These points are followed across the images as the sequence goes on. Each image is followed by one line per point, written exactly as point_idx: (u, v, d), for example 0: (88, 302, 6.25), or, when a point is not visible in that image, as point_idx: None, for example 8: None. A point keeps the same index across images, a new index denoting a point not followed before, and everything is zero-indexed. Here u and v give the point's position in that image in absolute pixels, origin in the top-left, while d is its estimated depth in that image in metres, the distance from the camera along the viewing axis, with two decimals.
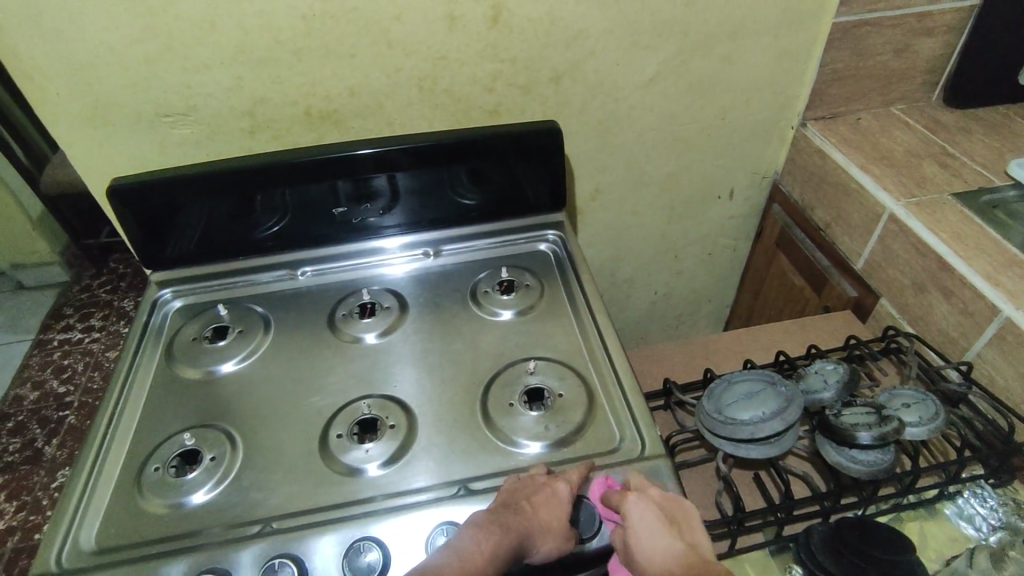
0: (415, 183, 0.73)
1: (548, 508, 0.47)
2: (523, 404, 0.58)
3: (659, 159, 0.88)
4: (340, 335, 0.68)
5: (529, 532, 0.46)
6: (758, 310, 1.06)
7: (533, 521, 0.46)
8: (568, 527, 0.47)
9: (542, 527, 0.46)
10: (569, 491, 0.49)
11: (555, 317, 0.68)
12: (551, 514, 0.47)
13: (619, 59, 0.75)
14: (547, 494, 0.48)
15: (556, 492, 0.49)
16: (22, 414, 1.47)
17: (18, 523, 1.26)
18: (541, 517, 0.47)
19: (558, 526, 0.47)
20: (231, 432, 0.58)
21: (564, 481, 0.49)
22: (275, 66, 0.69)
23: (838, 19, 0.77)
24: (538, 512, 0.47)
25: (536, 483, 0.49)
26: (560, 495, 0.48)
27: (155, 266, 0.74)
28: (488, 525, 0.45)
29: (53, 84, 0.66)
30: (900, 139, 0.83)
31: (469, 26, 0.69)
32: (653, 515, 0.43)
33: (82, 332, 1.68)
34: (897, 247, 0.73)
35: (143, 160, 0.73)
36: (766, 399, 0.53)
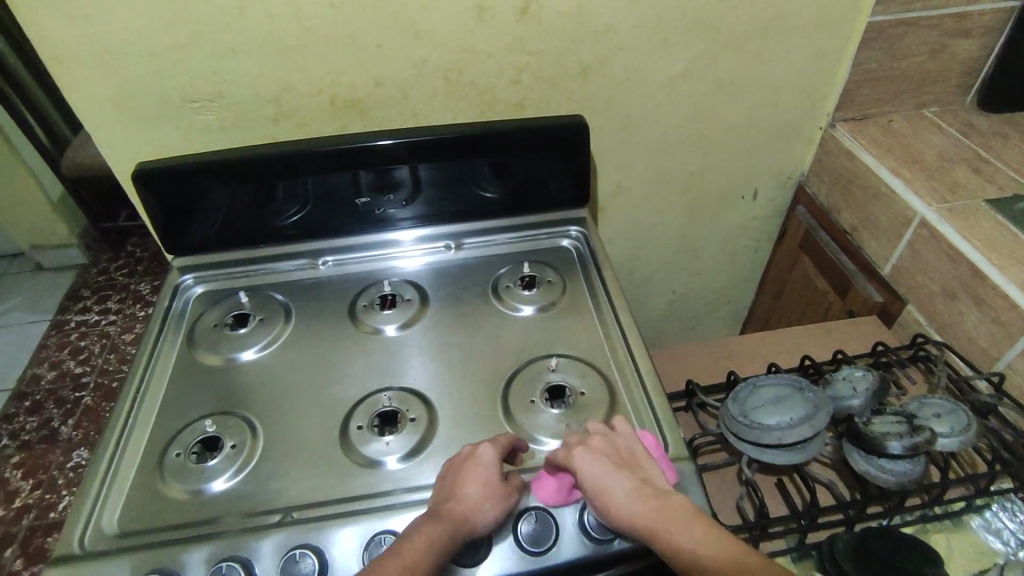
0: (438, 175, 0.72)
1: (475, 480, 0.49)
2: (545, 401, 0.58)
3: (684, 157, 0.87)
4: (360, 326, 0.68)
5: (462, 512, 0.47)
6: (778, 312, 1.05)
7: (463, 500, 0.48)
8: (500, 486, 0.49)
9: (477, 498, 0.48)
10: (488, 456, 0.51)
11: (576, 314, 0.67)
12: (478, 486, 0.48)
13: (648, 54, 0.74)
14: (467, 468, 0.50)
15: (475, 462, 0.50)
16: (40, 394, 1.49)
17: (33, 501, 1.27)
18: (468, 491, 0.48)
19: (489, 491, 0.48)
20: (252, 420, 0.58)
21: (485, 446, 0.51)
22: (301, 53, 0.68)
23: (873, 18, 0.75)
24: (466, 489, 0.48)
25: (458, 461, 0.51)
26: (484, 461, 0.50)
27: (177, 251, 0.74)
28: (429, 516, 0.47)
29: (81, 67, 0.66)
30: (933, 142, 0.82)
31: (497, 18, 0.69)
32: (602, 464, 0.48)
33: (99, 314, 1.70)
34: (927, 254, 0.72)
35: (168, 145, 0.73)
36: (794, 405, 0.52)
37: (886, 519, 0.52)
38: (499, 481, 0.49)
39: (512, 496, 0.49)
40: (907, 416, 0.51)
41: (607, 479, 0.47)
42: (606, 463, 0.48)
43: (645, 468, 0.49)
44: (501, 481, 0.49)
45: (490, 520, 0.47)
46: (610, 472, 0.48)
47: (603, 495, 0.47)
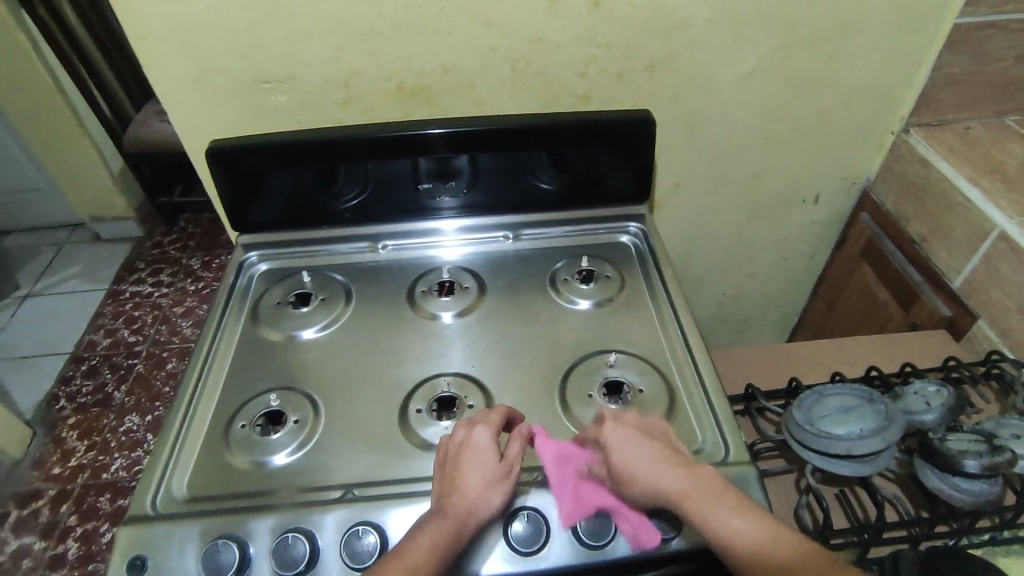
0: (500, 165, 0.72)
1: (475, 470, 0.48)
2: (603, 396, 0.58)
3: (747, 157, 0.85)
4: (418, 310, 0.68)
5: (466, 505, 0.47)
6: (832, 321, 1.02)
7: (465, 493, 0.47)
8: (499, 470, 0.49)
9: (478, 485, 0.47)
10: (483, 440, 0.50)
11: (634, 311, 0.67)
12: (478, 474, 0.48)
13: (720, 50, 0.73)
14: (465, 454, 0.49)
15: (472, 448, 0.49)
16: (96, 359, 1.56)
17: (88, 461, 1.33)
18: (471, 480, 0.48)
19: (490, 478, 0.48)
20: (314, 397, 0.60)
21: (481, 429, 0.51)
22: (373, 38, 0.69)
23: (960, 20, 0.72)
24: (467, 479, 0.48)
25: (455, 447, 0.50)
26: (482, 446, 0.49)
27: (243, 229, 0.76)
28: (433, 512, 0.46)
29: (163, 45, 0.67)
30: (1015, 152, 0.78)
31: (570, 9, 0.68)
32: (631, 436, 0.49)
33: (152, 286, 1.76)
34: (1005, 267, 0.69)
35: (238, 124, 0.75)
36: (863, 415, 0.51)
37: (952, 539, 0.50)
38: (498, 463, 0.49)
39: (511, 476, 0.49)
40: (986, 435, 0.50)
41: (633, 445, 0.49)
42: (634, 436, 0.49)
43: (675, 445, 0.50)
44: (500, 463, 0.49)
45: (494, 506, 0.47)
46: (638, 442, 0.49)
47: (630, 462, 0.48)
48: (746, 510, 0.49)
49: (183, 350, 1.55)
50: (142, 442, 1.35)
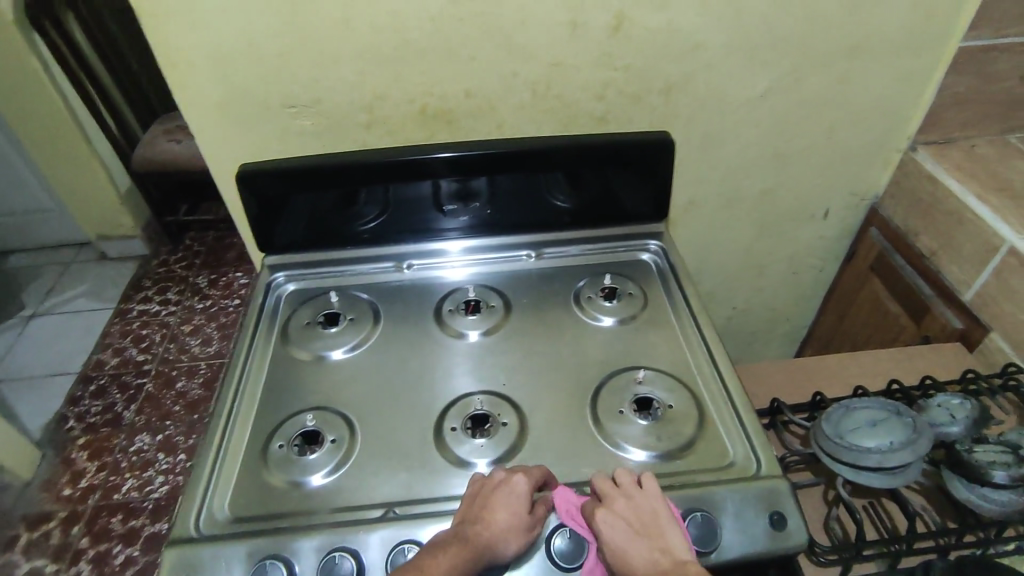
0: (523, 186, 0.74)
1: (506, 508, 0.49)
2: (633, 412, 0.59)
3: (760, 175, 0.87)
4: (446, 329, 0.70)
5: (486, 538, 0.47)
6: (841, 334, 1.04)
7: (490, 525, 0.48)
8: (527, 520, 0.49)
9: (505, 526, 0.48)
10: (522, 487, 0.50)
11: (658, 328, 0.68)
12: (508, 513, 0.48)
13: (735, 73, 0.75)
14: (501, 491, 0.50)
15: (510, 490, 0.50)
16: (104, 378, 1.56)
17: (98, 482, 1.32)
18: (496, 519, 0.48)
19: (517, 522, 0.48)
20: (349, 416, 0.61)
21: (523, 476, 0.51)
22: (398, 64, 0.70)
23: (965, 43, 0.75)
24: (496, 514, 0.48)
25: (491, 484, 0.51)
26: (518, 491, 0.50)
27: (269, 250, 0.77)
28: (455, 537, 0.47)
29: (193, 72, 0.68)
30: (1020, 169, 0.81)
31: (590, 35, 0.70)
32: (621, 530, 0.48)
33: (160, 304, 1.76)
34: (1015, 281, 0.72)
35: (263, 148, 0.76)
36: (892, 428, 0.52)
37: (978, 550, 0.51)
38: (528, 513, 0.49)
39: (534, 529, 0.49)
40: (1011, 447, 0.52)
41: (626, 545, 0.47)
42: (623, 531, 0.48)
43: (668, 531, 0.48)
44: (529, 514, 0.49)
45: (511, 551, 0.48)
46: (630, 540, 0.47)
47: (624, 560, 0.47)
48: (781, 523, 0.50)
49: (192, 368, 1.56)
50: (153, 462, 1.35)
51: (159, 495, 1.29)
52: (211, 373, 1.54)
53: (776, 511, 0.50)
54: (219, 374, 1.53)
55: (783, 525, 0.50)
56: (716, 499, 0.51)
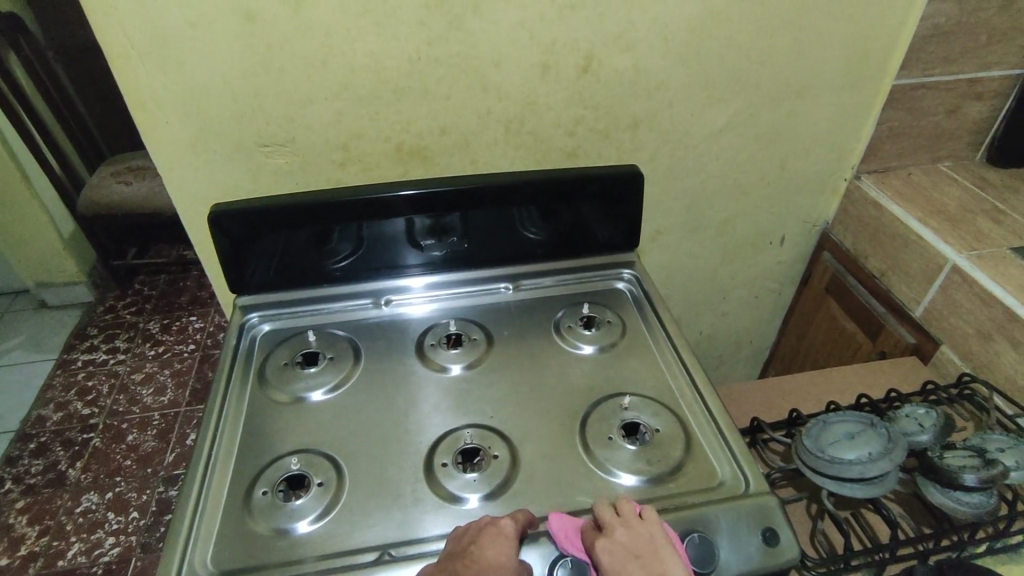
0: (500, 219, 0.75)
1: (494, 546, 0.48)
2: (622, 437, 0.60)
3: (720, 204, 0.91)
4: (428, 363, 0.69)
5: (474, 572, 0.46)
6: (802, 353, 1.08)
7: (476, 562, 0.47)
8: (514, 560, 0.48)
9: (492, 563, 0.47)
10: (508, 527, 0.50)
11: (638, 354, 0.70)
12: (494, 551, 0.48)
13: (695, 109, 0.79)
14: (487, 531, 0.49)
15: (494, 529, 0.49)
16: (45, 436, 1.45)
17: (40, 548, 1.22)
18: (485, 554, 0.47)
19: (504, 561, 0.47)
20: (335, 457, 0.59)
21: (509, 518, 0.51)
22: (374, 102, 0.71)
23: (898, 81, 0.82)
24: (483, 552, 0.47)
25: (475, 525, 0.50)
26: (505, 533, 0.49)
27: (241, 290, 0.75)
28: None
29: (163, 112, 0.67)
30: (952, 194, 0.88)
31: (560, 74, 0.73)
32: (621, 556, 0.48)
33: (107, 353, 1.68)
34: (960, 297, 0.77)
35: (235, 187, 0.75)
36: (868, 440, 0.55)
37: (955, 551, 0.54)
38: (515, 554, 0.48)
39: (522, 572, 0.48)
40: (976, 451, 0.56)
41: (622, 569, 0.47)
42: (623, 556, 0.48)
43: (665, 555, 0.48)
44: (516, 556, 0.49)
45: None
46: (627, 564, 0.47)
47: None
48: (774, 539, 0.52)
49: (145, 419, 1.48)
50: (102, 522, 1.26)
51: (110, 558, 1.20)
52: (165, 423, 1.47)
53: (768, 527, 0.52)
54: (174, 425, 1.46)
55: (776, 541, 0.51)
56: (711, 519, 0.52)
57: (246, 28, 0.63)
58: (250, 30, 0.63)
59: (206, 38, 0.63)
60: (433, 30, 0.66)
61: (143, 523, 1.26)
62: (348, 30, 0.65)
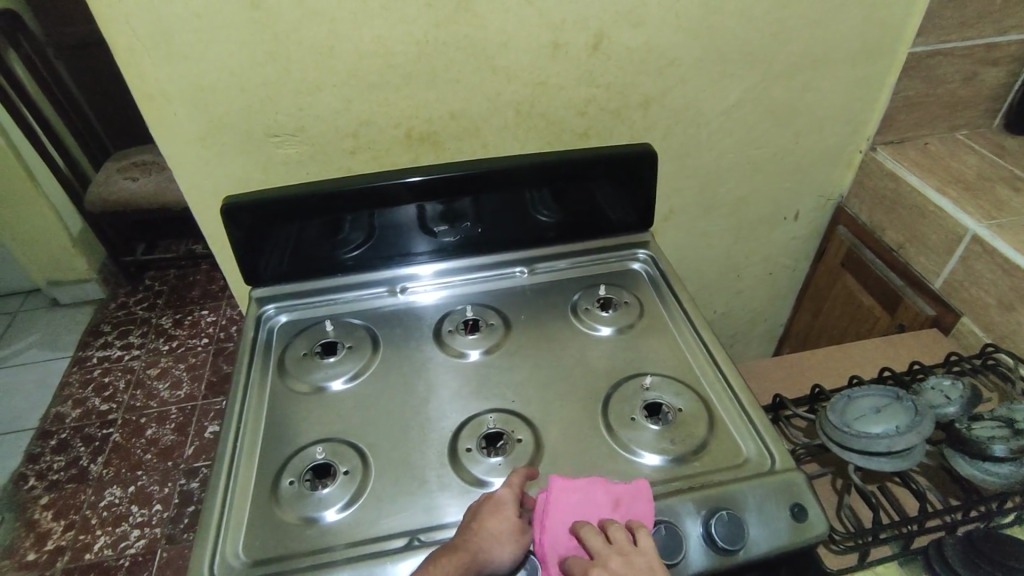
0: (513, 203, 0.74)
1: (494, 517, 0.49)
2: (644, 418, 0.60)
3: (733, 181, 0.90)
4: (446, 349, 0.69)
5: (478, 541, 0.47)
6: (818, 329, 1.08)
7: (478, 532, 0.48)
8: (516, 523, 0.49)
9: (492, 536, 0.48)
10: (505, 493, 0.51)
11: (656, 334, 0.69)
12: (497, 522, 0.49)
13: (707, 85, 0.78)
14: (486, 503, 0.50)
15: (493, 499, 0.51)
16: (66, 432, 1.47)
17: (67, 542, 1.24)
18: (486, 527, 0.48)
19: (506, 527, 0.49)
20: (359, 445, 0.59)
21: (506, 485, 0.52)
22: (384, 88, 0.70)
23: (914, 49, 0.80)
24: (484, 524, 0.49)
25: (477, 500, 0.51)
26: (504, 500, 0.51)
27: (257, 283, 0.75)
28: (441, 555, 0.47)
29: (172, 106, 0.67)
30: (970, 163, 0.86)
31: (570, 54, 0.72)
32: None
33: (121, 349, 1.70)
34: (980, 267, 0.76)
35: (246, 179, 0.75)
36: (895, 414, 0.55)
37: (983, 522, 0.54)
38: (517, 518, 0.50)
39: (528, 531, 0.50)
40: (1006, 421, 0.57)
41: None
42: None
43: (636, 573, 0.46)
44: (518, 517, 0.50)
45: (506, 557, 0.48)
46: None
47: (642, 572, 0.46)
48: (802, 515, 0.52)
49: (162, 414, 1.50)
50: (126, 516, 1.28)
51: (136, 550, 1.22)
52: (182, 417, 1.48)
53: (796, 503, 0.52)
54: (191, 418, 1.48)
55: (804, 516, 0.51)
56: (739, 497, 0.52)
57: (251, 16, 0.62)
58: (255, 18, 0.62)
59: (211, 28, 0.62)
60: (440, 13, 0.65)
61: (166, 515, 1.27)
62: (354, 16, 0.64)
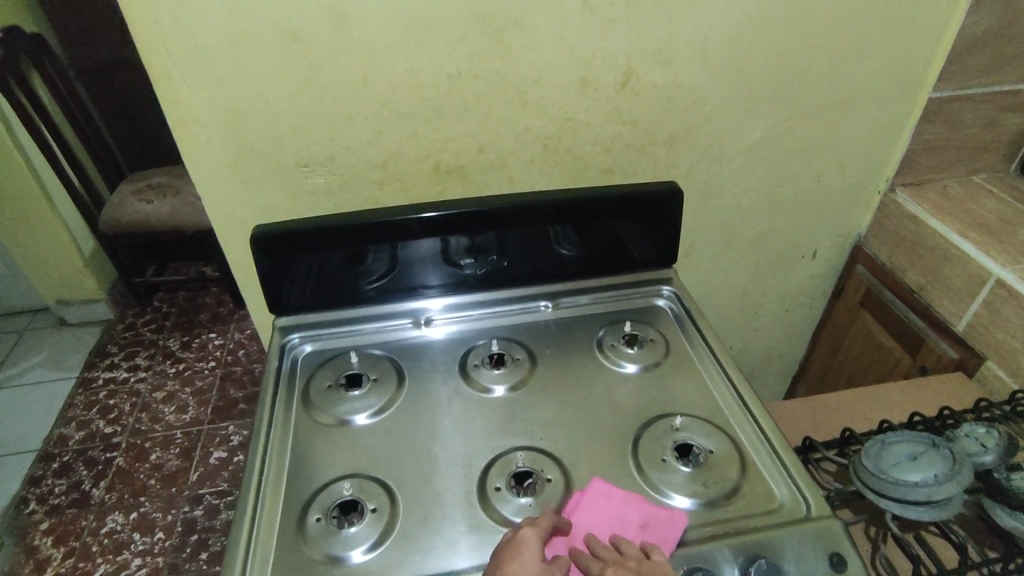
0: (540, 238, 0.74)
1: (517, 560, 0.48)
2: (675, 459, 0.59)
3: (754, 219, 0.91)
4: (471, 384, 0.69)
5: None
6: (835, 368, 1.07)
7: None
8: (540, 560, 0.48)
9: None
10: (529, 534, 0.50)
11: (683, 372, 0.69)
12: (520, 564, 0.47)
13: (731, 125, 0.79)
14: (510, 546, 0.49)
15: (516, 540, 0.49)
16: (68, 455, 1.45)
17: (66, 570, 1.21)
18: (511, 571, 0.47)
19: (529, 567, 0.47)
20: (387, 482, 0.58)
21: (530, 525, 0.51)
22: (415, 121, 0.71)
23: (934, 94, 0.82)
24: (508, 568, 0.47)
25: (502, 540, 0.50)
26: (528, 540, 0.49)
27: (281, 311, 0.75)
28: None
29: (207, 135, 0.68)
30: (991, 207, 0.87)
31: (599, 92, 0.73)
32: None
33: (127, 371, 1.68)
34: (1007, 311, 0.76)
35: (275, 208, 0.75)
36: (932, 462, 0.54)
37: None
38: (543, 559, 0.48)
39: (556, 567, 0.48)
40: None
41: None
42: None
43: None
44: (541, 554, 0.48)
45: None
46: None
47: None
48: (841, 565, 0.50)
49: (167, 438, 1.48)
50: (127, 543, 1.25)
51: None
52: (188, 442, 1.46)
53: (835, 552, 0.51)
54: (197, 442, 1.46)
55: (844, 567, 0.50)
56: (776, 544, 0.51)
57: (290, 50, 0.63)
58: (294, 51, 0.63)
59: (251, 61, 0.63)
60: (475, 50, 0.67)
61: (169, 543, 1.25)
62: (391, 52, 0.65)
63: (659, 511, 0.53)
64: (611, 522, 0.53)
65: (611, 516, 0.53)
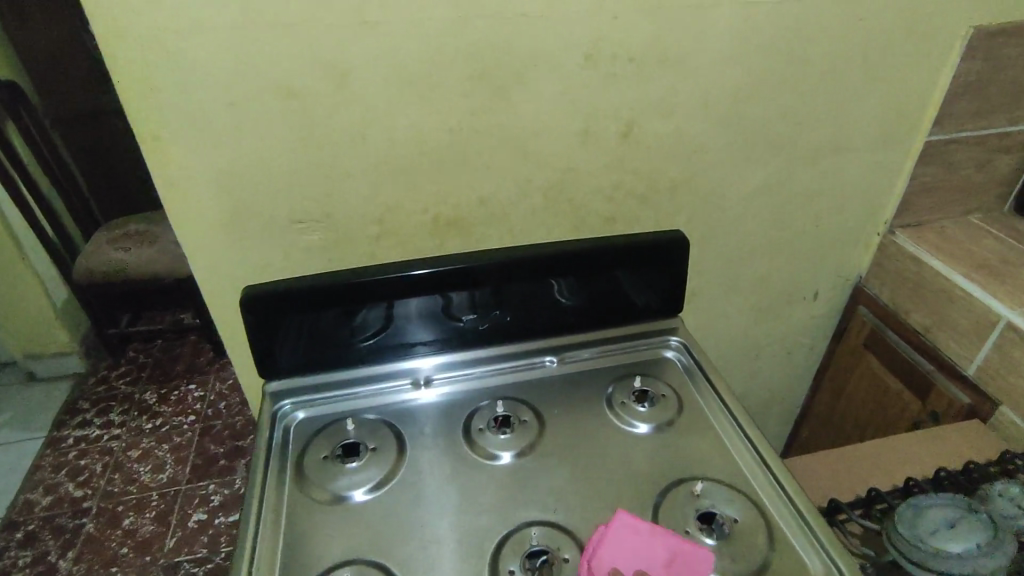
0: (545, 291, 0.71)
1: None
2: (700, 530, 0.55)
3: (755, 263, 0.89)
4: (476, 450, 0.64)
5: None
6: (840, 411, 1.05)
7: None
8: None
9: None
10: None
11: (700, 431, 0.66)
12: None
13: (733, 171, 0.78)
14: None
15: None
16: (34, 523, 1.36)
17: None
18: None
19: None
20: (391, 568, 0.54)
21: None
22: (413, 175, 0.68)
23: (930, 137, 0.82)
24: None
25: None
26: None
27: (272, 375, 0.70)
28: None
29: (193, 193, 0.64)
30: (991, 247, 0.87)
31: (601, 142, 0.71)
32: None
33: (100, 427, 1.60)
34: (1019, 356, 0.75)
35: (264, 266, 0.71)
36: (969, 529, 0.54)
37: None
38: None
39: None
40: None
41: None
42: None
43: None
44: None
45: None
46: None
47: None
48: None
49: (141, 501, 1.39)
50: None
51: None
52: (165, 504, 1.38)
53: None
54: (174, 505, 1.38)
55: None
56: None
57: (284, 106, 0.60)
58: (288, 107, 0.61)
59: (243, 117, 0.60)
60: (476, 102, 0.65)
61: None
62: (389, 106, 0.63)
63: (688, 545, 0.51)
64: (639, 559, 0.51)
65: (638, 552, 0.51)
